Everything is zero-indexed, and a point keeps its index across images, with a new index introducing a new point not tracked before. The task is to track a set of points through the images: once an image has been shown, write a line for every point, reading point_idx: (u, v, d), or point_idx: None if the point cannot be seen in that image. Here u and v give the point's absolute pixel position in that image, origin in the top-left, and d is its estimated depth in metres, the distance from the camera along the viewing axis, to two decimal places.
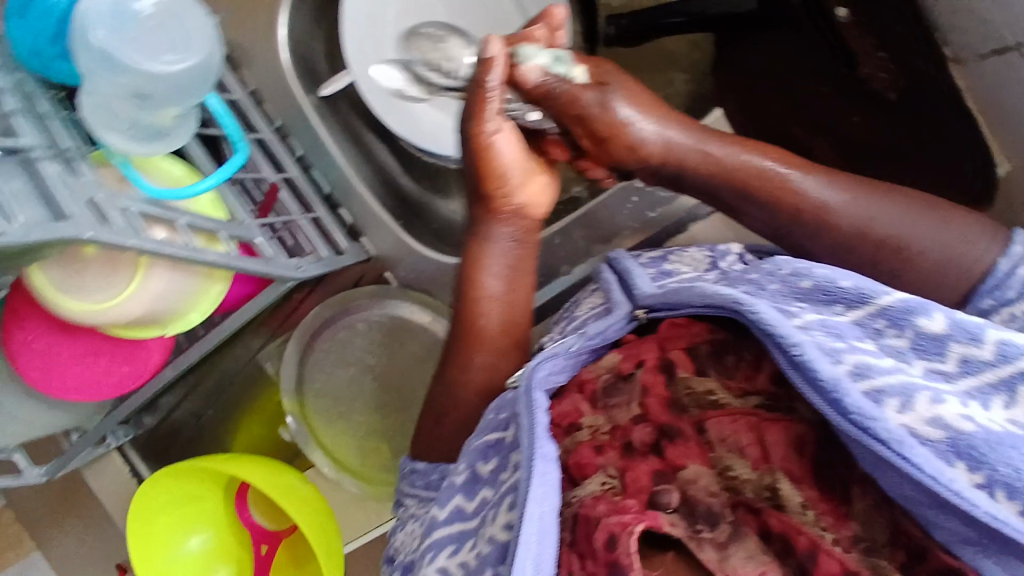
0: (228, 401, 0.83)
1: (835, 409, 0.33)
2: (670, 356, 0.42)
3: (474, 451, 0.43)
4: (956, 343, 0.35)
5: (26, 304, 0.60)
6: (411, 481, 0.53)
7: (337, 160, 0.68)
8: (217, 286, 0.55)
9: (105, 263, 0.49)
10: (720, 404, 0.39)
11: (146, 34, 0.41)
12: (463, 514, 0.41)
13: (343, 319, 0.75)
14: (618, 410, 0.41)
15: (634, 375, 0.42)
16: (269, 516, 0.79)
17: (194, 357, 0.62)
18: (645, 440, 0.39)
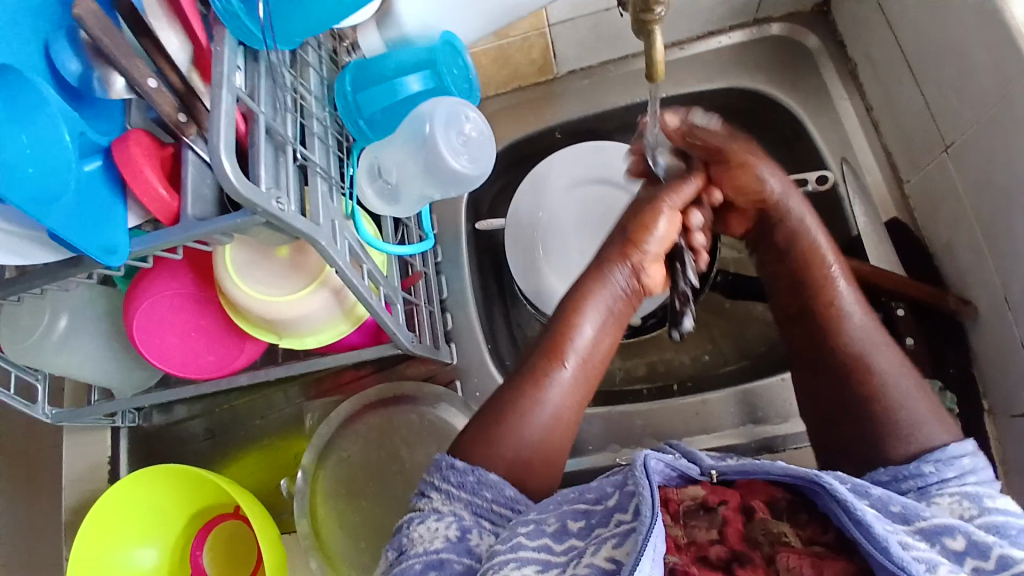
0: (245, 432, 0.84)
1: (880, 554, 0.41)
2: (750, 504, 0.48)
3: (566, 511, 0.48)
4: (971, 557, 0.42)
5: (164, 266, 0.64)
6: (443, 475, 0.52)
7: (464, 278, 0.80)
8: (343, 326, 0.62)
9: (293, 266, 0.59)
10: (788, 543, 0.46)
11: (451, 140, 0.54)
12: (550, 551, 0.46)
13: (396, 405, 0.78)
14: (697, 529, 0.47)
15: (716, 508, 0.48)
16: (222, 563, 0.77)
17: (275, 374, 0.66)
18: (721, 556, 0.46)
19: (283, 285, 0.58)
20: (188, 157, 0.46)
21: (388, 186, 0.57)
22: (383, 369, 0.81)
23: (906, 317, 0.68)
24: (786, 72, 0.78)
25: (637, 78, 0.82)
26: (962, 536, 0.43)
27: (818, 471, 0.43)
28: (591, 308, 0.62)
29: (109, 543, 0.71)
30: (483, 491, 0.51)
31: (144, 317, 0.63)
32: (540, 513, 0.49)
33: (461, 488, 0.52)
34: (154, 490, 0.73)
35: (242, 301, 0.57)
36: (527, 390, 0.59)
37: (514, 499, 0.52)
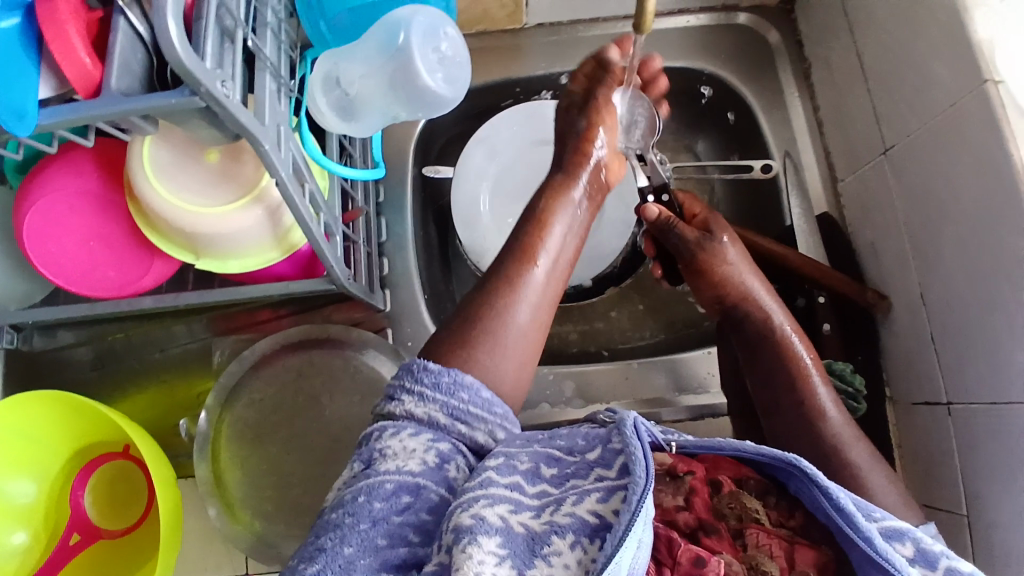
0: (142, 364, 0.76)
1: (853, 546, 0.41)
2: (717, 478, 0.50)
3: (539, 455, 0.48)
4: (917, 566, 0.43)
5: (66, 161, 0.56)
6: (416, 377, 0.51)
7: (405, 223, 0.77)
8: (272, 254, 0.57)
9: (222, 172, 0.52)
10: (761, 521, 0.48)
11: (427, 56, 0.50)
12: (523, 491, 0.45)
13: (318, 350, 0.73)
14: (664, 495, 0.49)
15: (684, 478, 0.49)
16: (104, 509, 0.69)
17: (187, 301, 0.59)
18: (688, 522, 0.48)
19: (208, 196, 0.52)
20: (119, 24, 0.40)
21: (344, 99, 0.51)
22: (306, 311, 0.76)
23: (825, 305, 0.73)
24: (747, 62, 0.80)
25: (609, 42, 0.81)
26: (912, 542, 0.43)
27: (796, 456, 0.44)
28: (559, 226, 0.63)
29: None
30: (457, 392, 0.51)
31: (38, 216, 0.56)
32: (513, 451, 0.48)
33: (436, 390, 0.50)
34: (36, 421, 0.64)
35: (155, 206, 0.51)
36: (501, 290, 0.58)
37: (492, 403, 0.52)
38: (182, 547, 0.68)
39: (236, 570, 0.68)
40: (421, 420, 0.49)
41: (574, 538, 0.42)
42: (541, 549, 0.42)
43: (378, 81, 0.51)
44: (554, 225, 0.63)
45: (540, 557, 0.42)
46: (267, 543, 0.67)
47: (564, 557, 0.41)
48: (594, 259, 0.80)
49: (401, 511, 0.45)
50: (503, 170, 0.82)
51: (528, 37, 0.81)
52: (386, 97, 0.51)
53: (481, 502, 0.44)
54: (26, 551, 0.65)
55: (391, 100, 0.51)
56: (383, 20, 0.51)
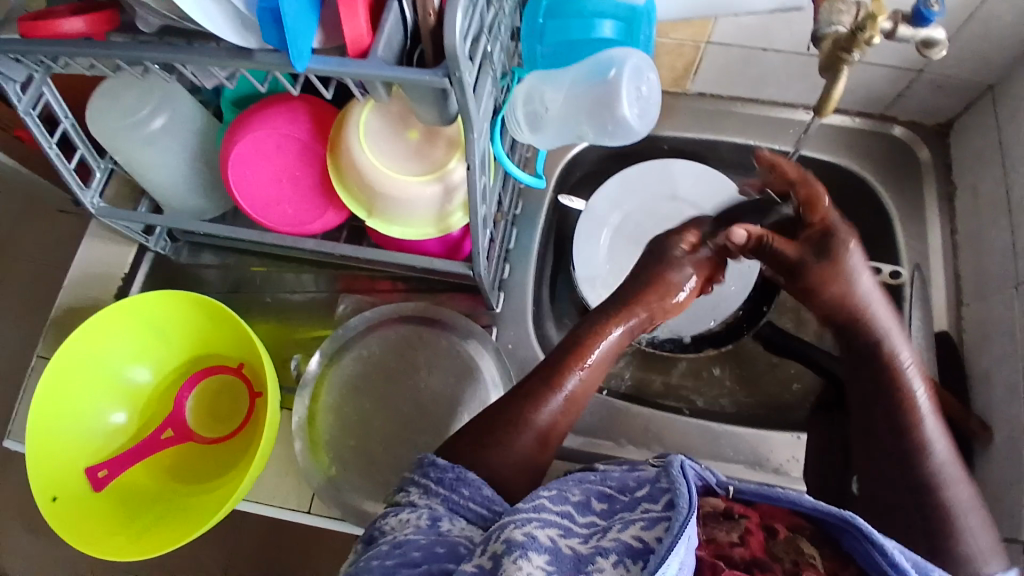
0: (264, 304, 0.84)
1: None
2: (772, 524, 0.51)
3: (581, 500, 0.51)
4: None
5: (282, 107, 0.65)
6: (424, 471, 0.56)
7: (534, 237, 0.82)
8: (428, 231, 0.63)
9: (419, 150, 0.60)
10: (813, 564, 0.49)
11: (625, 103, 0.55)
12: (573, 520, 0.49)
13: (429, 328, 0.78)
14: (718, 532, 0.51)
15: (738, 518, 0.52)
16: (200, 416, 0.74)
17: (342, 252, 0.66)
18: (744, 556, 0.50)
19: (399, 166, 0.59)
20: (394, 7, 0.48)
21: (541, 113, 0.57)
22: (425, 292, 0.82)
23: None
24: (893, 171, 0.82)
25: (765, 122, 0.84)
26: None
27: (850, 513, 0.45)
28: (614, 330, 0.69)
29: (109, 348, 0.71)
30: (460, 488, 0.54)
31: (247, 147, 0.64)
32: (565, 484, 0.53)
33: (440, 484, 0.55)
34: (168, 317, 0.72)
35: (355, 162, 0.60)
36: (533, 394, 0.63)
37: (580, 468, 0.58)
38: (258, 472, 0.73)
39: (300, 507, 0.72)
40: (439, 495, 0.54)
41: (620, 562, 0.45)
42: (584, 566, 0.45)
43: (575, 113, 0.56)
44: (592, 351, 0.66)
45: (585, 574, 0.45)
46: (338, 488, 0.71)
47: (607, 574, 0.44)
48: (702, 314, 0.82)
49: (432, 554, 0.49)
50: (633, 214, 0.86)
51: (687, 100, 0.86)
52: (578, 127, 0.57)
53: (533, 522, 0.47)
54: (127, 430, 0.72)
55: (582, 130, 0.57)
56: (596, 59, 0.55)
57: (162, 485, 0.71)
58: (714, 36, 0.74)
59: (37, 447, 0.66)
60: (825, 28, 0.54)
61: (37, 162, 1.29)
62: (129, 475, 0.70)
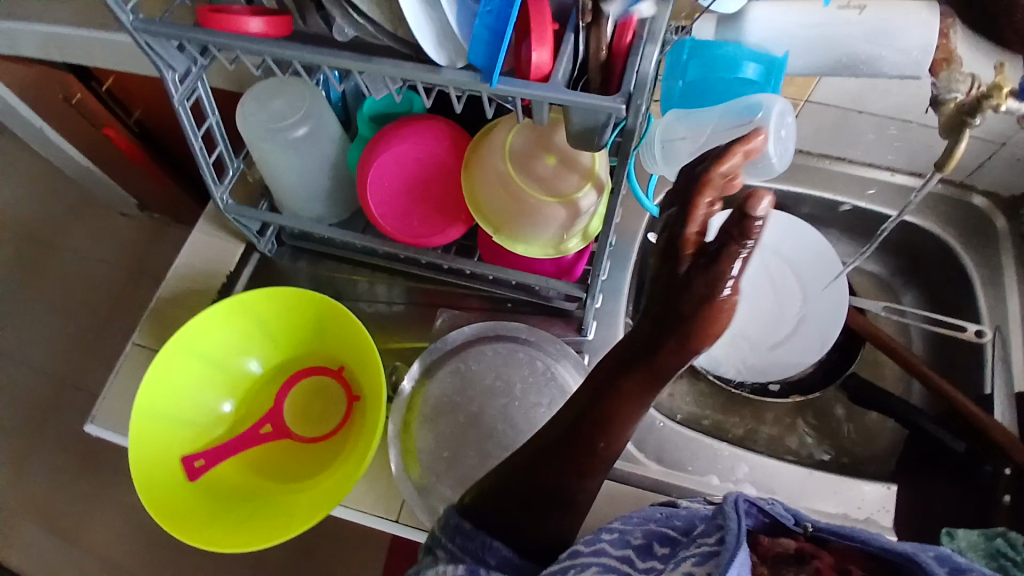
0: (358, 312, 0.86)
1: None
2: (844, 566, 0.48)
3: (641, 546, 0.53)
4: None
5: (425, 127, 0.70)
6: (450, 534, 0.54)
7: (624, 271, 0.86)
8: (549, 251, 0.67)
9: (555, 173, 0.65)
10: None
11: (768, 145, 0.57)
12: (633, 564, 0.51)
13: (527, 347, 0.79)
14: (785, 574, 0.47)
15: (808, 560, 0.48)
16: (297, 415, 0.75)
17: (457, 266, 0.70)
18: None
19: (535, 186, 0.64)
20: (570, 38, 0.52)
21: (672, 143, 0.61)
22: (517, 315, 0.84)
23: (1012, 480, 0.71)
24: (973, 237, 0.86)
25: (849, 179, 0.89)
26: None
27: (909, 547, 0.45)
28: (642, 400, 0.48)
29: (222, 340, 0.73)
30: (489, 557, 0.53)
31: (387, 161, 0.69)
32: (628, 528, 0.55)
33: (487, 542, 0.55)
34: (279, 315, 0.75)
35: (498, 175, 0.65)
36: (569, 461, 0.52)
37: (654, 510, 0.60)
38: None
39: (389, 515, 0.73)
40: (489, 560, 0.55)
41: None
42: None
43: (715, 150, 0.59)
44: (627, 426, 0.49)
45: None
46: (427, 498, 0.72)
47: None
48: (788, 364, 0.84)
49: None
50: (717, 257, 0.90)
51: None
52: None
53: (592, 568, 0.51)
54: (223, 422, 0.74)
55: None
56: (744, 102, 0.58)
57: (253, 481, 0.71)
58: (815, 96, 0.79)
59: (141, 420, 0.68)
60: (945, 94, 0.59)
61: (121, 166, 1.34)
62: (217, 466, 0.71)
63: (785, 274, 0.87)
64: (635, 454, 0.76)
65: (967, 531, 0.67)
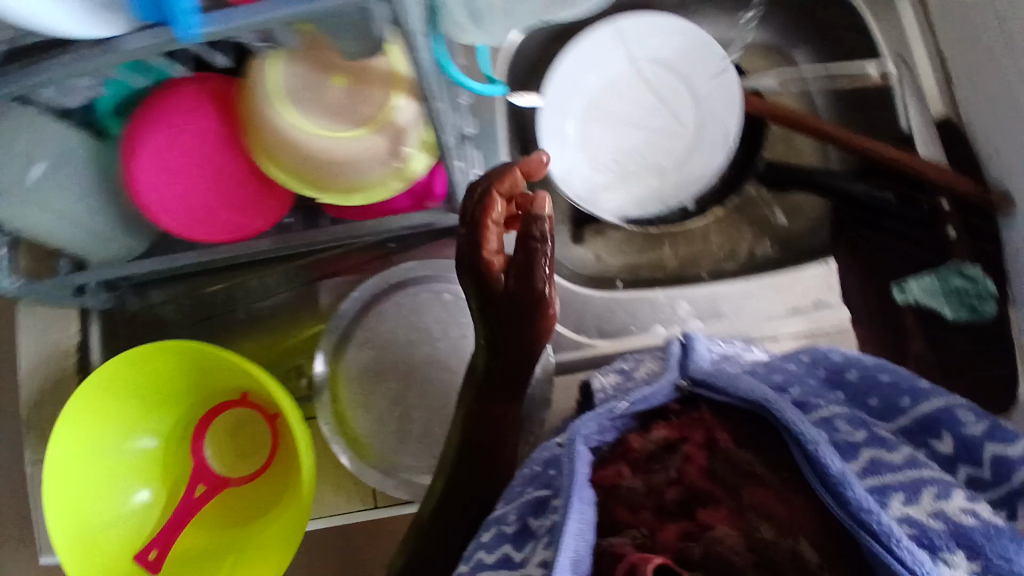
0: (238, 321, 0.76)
1: (831, 490, 0.38)
2: (714, 436, 0.45)
3: (525, 507, 0.51)
4: (928, 489, 0.40)
5: (182, 96, 0.53)
6: None
7: (499, 152, 0.74)
8: (390, 186, 0.55)
9: (349, 98, 0.50)
10: (755, 475, 0.42)
11: None
12: (511, 558, 0.48)
13: (427, 284, 0.70)
14: (656, 474, 0.45)
15: (677, 446, 0.46)
16: (223, 460, 0.70)
17: (306, 238, 0.59)
18: (677, 499, 0.43)
19: (333, 124, 0.50)
20: None
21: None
22: (406, 250, 0.75)
23: (949, 210, 0.69)
24: None
25: None
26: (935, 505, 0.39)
27: (761, 396, 0.43)
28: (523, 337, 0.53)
29: (103, 429, 0.63)
30: None
31: (167, 165, 0.55)
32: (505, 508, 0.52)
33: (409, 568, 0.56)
34: (151, 376, 0.64)
35: (283, 130, 0.50)
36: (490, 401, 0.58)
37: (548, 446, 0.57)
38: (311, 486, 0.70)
39: (367, 505, 0.69)
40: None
41: None
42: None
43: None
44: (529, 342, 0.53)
45: None
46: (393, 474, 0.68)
47: None
48: (699, 177, 0.78)
49: None
50: (593, 96, 0.79)
51: None
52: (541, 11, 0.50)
53: None
54: (151, 506, 0.66)
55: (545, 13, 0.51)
56: None
57: (213, 542, 0.66)
58: None
59: (77, 556, 0.60)
60: None
61: None
62: (180, 547, 0.65)
63: (668, 81, 0.79)
64: (577, 338, 0.71)
65: (918, 279, 0.68)
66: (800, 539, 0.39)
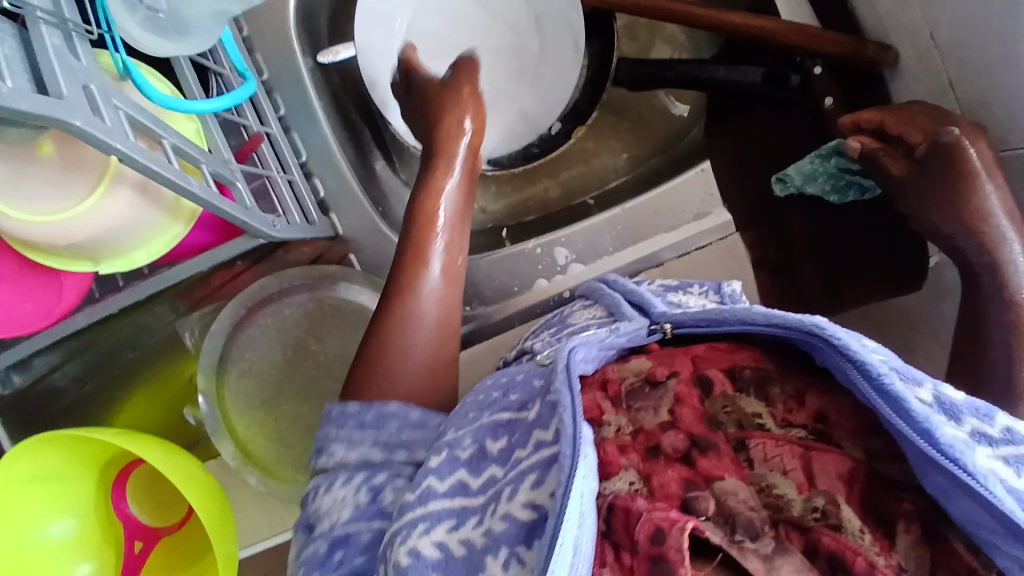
0: (113, 377, 0.70)
1: (925, 439, 0.31)
2: (706, 374, 0.40)
3: (484, 428, 0.40)
4: (968, 416, 0.32)
5: None
6: (337, 425, 0.45)
7: (322, 127, 0.64)
8: (176, 229, 0.49)
9: (69, 162, 0.42)
10: (766, 428, 0.37)
11: None
12: (466, 492, 0.38)
13: (293, 296, 0.68)
14: (644, 413, 0.39)
15: (666, 383, 0.40)
16: (153, 511, 0.70)
17: (120, 303, 0.55)
18: (675, 446, 0.37)
19: (60, 196, 0.42)
20: None
21: (160, 18, 0.44)
22: (261, 262, 0.68)
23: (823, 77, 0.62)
24: None
25: None
26: (931, 388, 0.33)
27: (817, 319, 0.35)
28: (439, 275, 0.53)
29: (15, 526, 0.60)
30: (387, 421, 0.45)
31: None
32: (456, 432, 0.41)
33: (356, 422, 0.45)
34: (47, 459, 0.62)
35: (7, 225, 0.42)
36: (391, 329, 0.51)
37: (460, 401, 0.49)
38: (240, 517, 0.69)
39: None
40: (363, 419, 0.45)
41: (507, 553, 0.34)
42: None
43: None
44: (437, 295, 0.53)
45: None
46: None
47: None
48: (556, 91, 0.71)
49: None
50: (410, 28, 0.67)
51: None
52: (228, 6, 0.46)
53: (418, 528, 0.36)
54: None
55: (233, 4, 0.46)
56: None
57: None
58: None
59: None
60: None
61: None
62: None
63: None
64: (462, 313, 0.68)
65: (799, 164, 0.63)
66: (831, 494, 0.34)
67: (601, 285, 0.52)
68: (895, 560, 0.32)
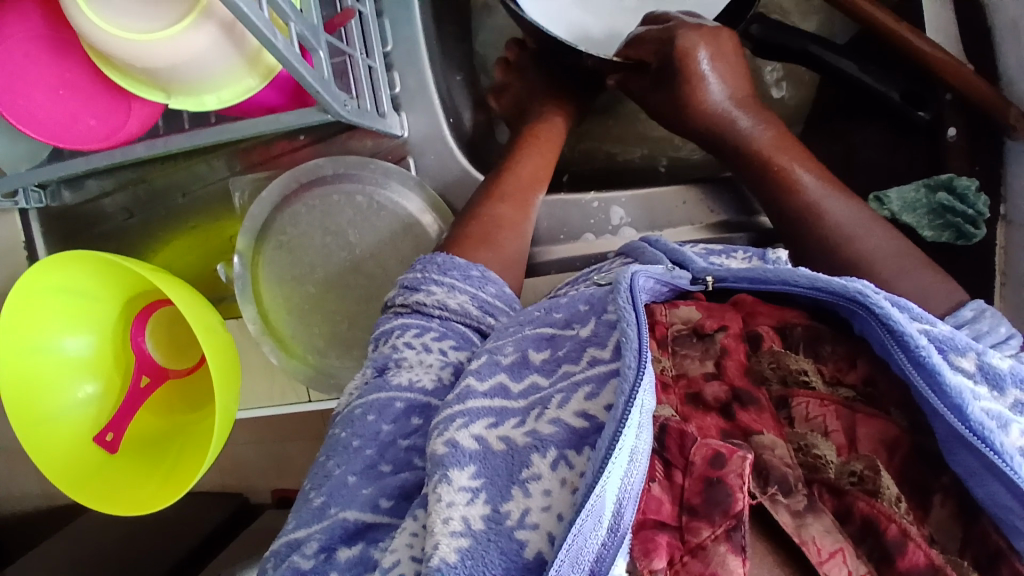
0: (159, 219, 0.72)
1: (954, 415, 0.33)
2: (758, 330, 0.42)
3: (529, 339, 0.42)
4: (1013, 386, 0.35)
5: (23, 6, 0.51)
6: (442, 271, 0.50)
7: (412, 20, 0.65)
8: (251, 82, 0.48)
9: None
10: (811, 386, 0.39)
11: None
12: (507, 394, 0.39)
13: (347, 184, 0.66)
14: (688, 359, 0.42)
15: (714, 335, 0.42)
16: (167, 351, 0.73)
17: (179, 145, 0.51)
18: (717, 396, 0.40)
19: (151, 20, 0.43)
20: None
21: None
22: (321, 142, 0.68)
23: (953, 106, 0.60)
24: None
25: None
26: (975, 357, 0.36)
27: (860, 287, 0.37)
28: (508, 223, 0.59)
29: (32, 331, 0.64)
30: (488, 287, 0.51)
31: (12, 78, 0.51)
32: (500, 342, 0.43)
33: (467, 282, 0.50)
34: (75, 275, 0.65)
35: (95, 36, 0.43)
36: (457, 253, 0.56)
37: (511, 302, 0.52)
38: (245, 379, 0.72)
39: (300, 399, 0.71)
40: (440, 310, 0.48)
41: (554, 454, 0.35)
42: (518, 473, 0.35)
43: None
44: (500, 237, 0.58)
45: (518, 484, 0.35)
46: (324, 374, 0.68)
47: (545, 482, 0.34)
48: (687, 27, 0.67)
49: (408, 434, 0.42)
50: None
51: None
52: None
53: (457, 422, 0.38)
54: (100, 398, 0.69)
55: None
56: None
57: (168, 421, 0.71)
58: None
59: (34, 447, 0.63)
60: None
61: None
62: (139, 428, 0.69)
63: None
64: None
65: (901, 190, 0.60)
66: (873, 462, 0.36)
67: (642, 244, 0.51)
68: (925, 531, 0.34)
